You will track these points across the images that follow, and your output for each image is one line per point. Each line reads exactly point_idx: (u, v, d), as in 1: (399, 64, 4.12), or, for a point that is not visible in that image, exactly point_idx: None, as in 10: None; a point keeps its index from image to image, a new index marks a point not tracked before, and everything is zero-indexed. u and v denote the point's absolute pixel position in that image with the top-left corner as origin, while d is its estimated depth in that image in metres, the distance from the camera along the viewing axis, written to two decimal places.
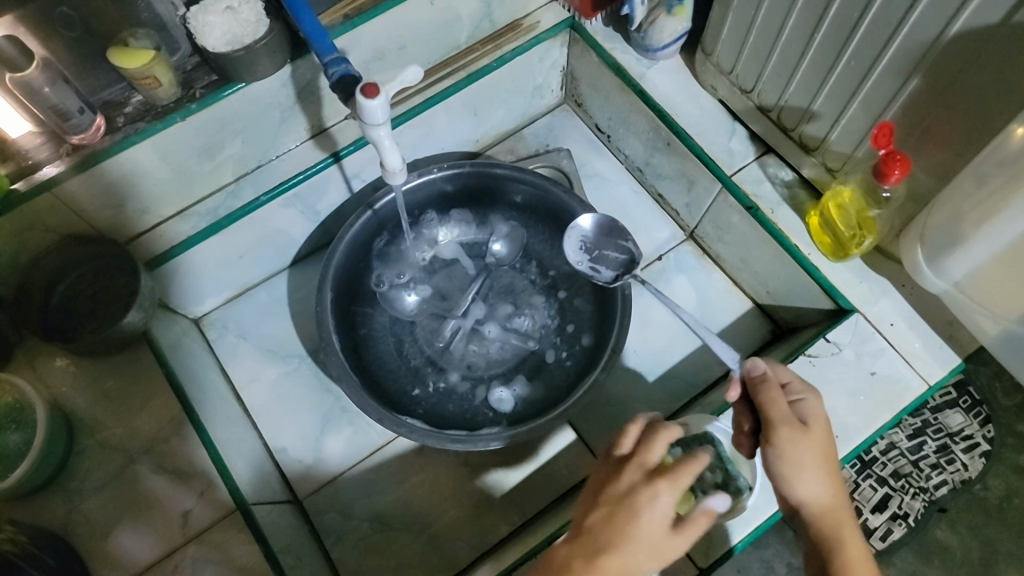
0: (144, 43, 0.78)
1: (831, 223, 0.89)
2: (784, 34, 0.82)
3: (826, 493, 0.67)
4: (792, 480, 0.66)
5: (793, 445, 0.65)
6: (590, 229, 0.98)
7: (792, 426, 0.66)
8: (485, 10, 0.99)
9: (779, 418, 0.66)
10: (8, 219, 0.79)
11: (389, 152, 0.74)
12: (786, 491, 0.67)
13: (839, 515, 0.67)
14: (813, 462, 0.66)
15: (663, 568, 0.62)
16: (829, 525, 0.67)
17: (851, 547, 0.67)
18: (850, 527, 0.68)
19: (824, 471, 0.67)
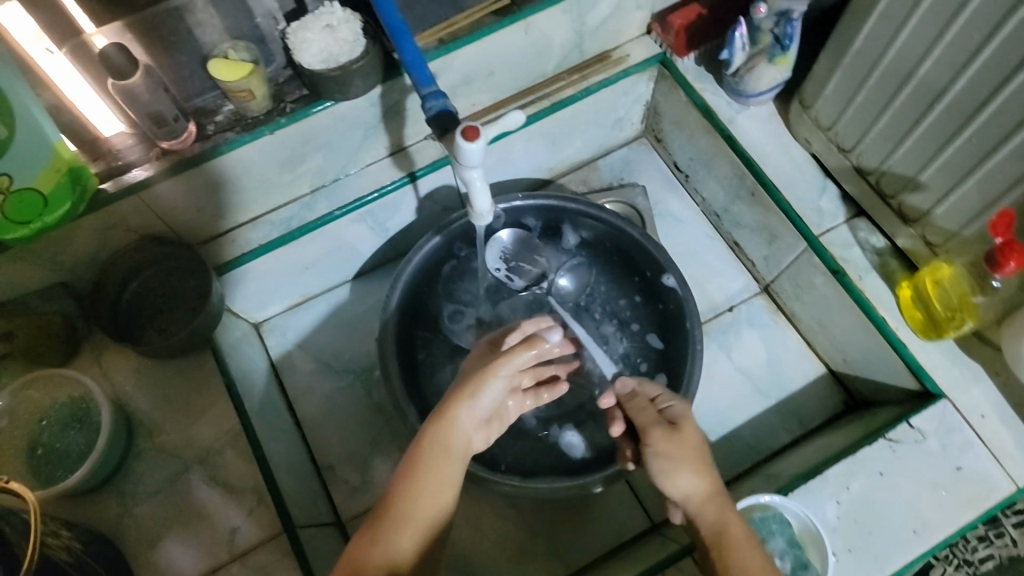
0: (243, 57, 0.79)
1: (924, 299, 0.84)
2: (898, 99, 0.78)
3: (701, 486, 0.70)
4: (673, 476, 0.71)
5: (665, 441, 0.72)
6: (510, 241, 1.02)
7: (661, 428, 0.73)
8: (577, 40, 0.94)
9: (652, 424, 0.74)
10: (95, 217, 0.80)
11: (478, 192, 0.74)
12: (669, 491, 0.71)
13: (723, 506, 0.69)
14: (691, 457, 0.71)
15: (486, 382, 0.74)
16: (714, 517, 0.69)
17: (735, 530, 0.68)
18: (735, 516, 0.69)
19: (703, 467, 0.71)
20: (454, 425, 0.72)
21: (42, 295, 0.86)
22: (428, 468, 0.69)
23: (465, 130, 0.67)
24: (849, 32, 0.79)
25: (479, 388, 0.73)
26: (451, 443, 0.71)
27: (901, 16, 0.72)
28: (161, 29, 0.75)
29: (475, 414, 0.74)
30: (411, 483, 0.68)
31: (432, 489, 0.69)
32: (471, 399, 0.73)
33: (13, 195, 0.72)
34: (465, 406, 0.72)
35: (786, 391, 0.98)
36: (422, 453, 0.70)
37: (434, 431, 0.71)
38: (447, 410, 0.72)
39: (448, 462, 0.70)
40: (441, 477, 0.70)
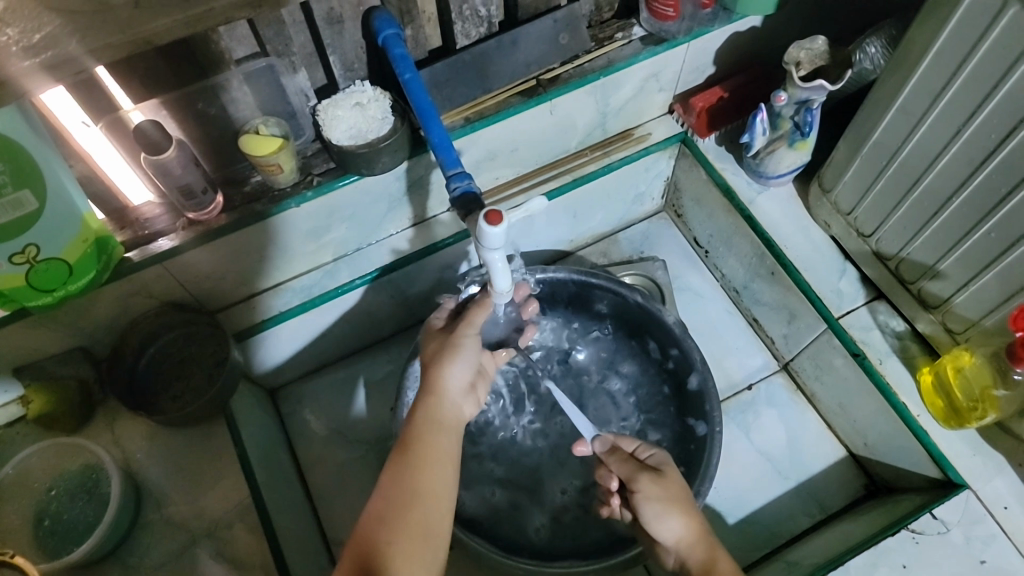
0: (273, 132, 0.81)
1: (946, 386, 0.83)
2: (917, 190, 0.78)
3: (685, 530, 0.70)
4: (660, 523, 0.70)
5: (655, 485, 0.71)
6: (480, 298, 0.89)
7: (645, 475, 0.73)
8: (600, 119, 0.96)
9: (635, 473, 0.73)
10: (118, 285, 0.81)
11: (500, 272, 0.74)
12: (660, 533, 0.71)
13: (713, 544, 0.69)
14: (680, 501, 0.71)
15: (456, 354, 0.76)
16: (705, 559, 0.68)
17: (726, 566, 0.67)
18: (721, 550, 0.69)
19: (691, 510, 0.71)
20: (444, 400, 0.73)
21: (59, 359, 0.85)
22: (423, 445, 0.68)
23: (489, 215, 0.67)
24: (866, 124, 0.81)
25: (459, 351, 0.76)
26: (442, 418, 0.72)
27: (917, 113, 0.74)
28: (196, 104, 0.77)
29: (459, 380, 0.75)
30: (412, 459, 0.67)
31: (434, 463, 0.67)
32: (455, 363, 0.76)
33: (40, 264, 0.72)
34: (448, 373, 0.75)
35: (806, 474, 0.97)
36: (422, 430, 0.70)
37: (430, 400, 0.72)
38: (432, 382, 0.74)
39: (442, 436, 0.70)
40: (437, 453, 0.68)
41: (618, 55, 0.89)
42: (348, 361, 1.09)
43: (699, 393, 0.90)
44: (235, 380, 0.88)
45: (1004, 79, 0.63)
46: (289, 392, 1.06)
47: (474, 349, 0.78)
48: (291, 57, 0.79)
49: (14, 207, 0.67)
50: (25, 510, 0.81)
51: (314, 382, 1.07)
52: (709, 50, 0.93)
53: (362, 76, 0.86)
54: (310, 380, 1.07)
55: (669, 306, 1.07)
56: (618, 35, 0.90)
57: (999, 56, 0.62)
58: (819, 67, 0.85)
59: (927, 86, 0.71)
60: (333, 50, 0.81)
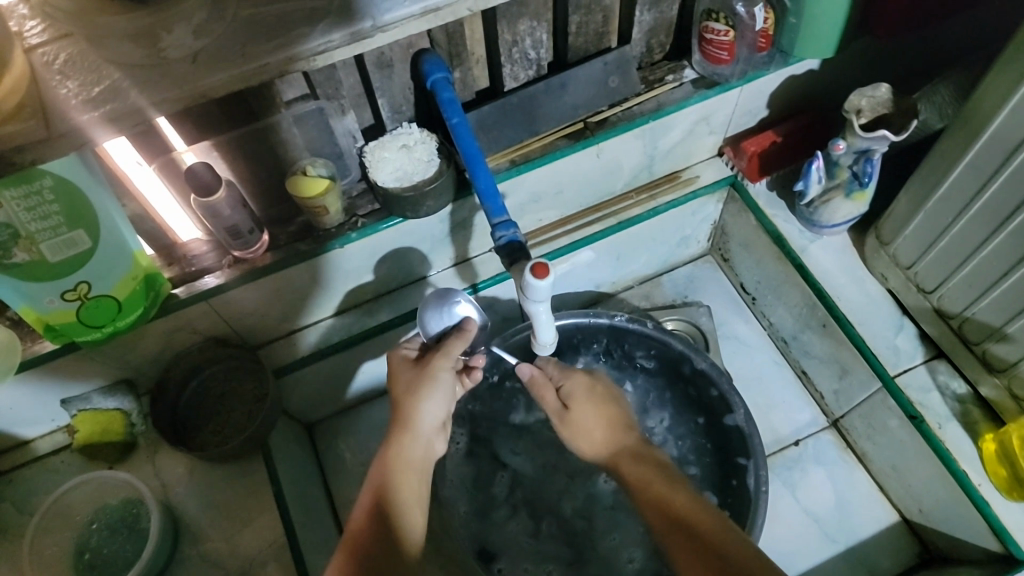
0: (320, 173, 0.81)
1: (1010, 455, 0.78)
2: (985, 248, 0.74)
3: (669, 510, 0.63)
4: (582, 452, 0.75)
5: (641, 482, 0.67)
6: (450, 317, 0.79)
7: (556, 418, 0.76)
8: (648, 162, 0.94)
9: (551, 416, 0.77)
10: (164, 320, 0.82)
11: (544, 325, 0.73)
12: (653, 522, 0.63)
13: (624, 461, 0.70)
14: (595, 433, 0.74)
15: (430, 388, 0.73)
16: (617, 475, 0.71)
17: (633, 476, 0.68)
18: (626, 460, 0.71)
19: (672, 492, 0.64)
20: (413, 435, 0.72)
21: (105, 391, 0.87)
22: (396, 488, 0.68)
23: (534, 267, 0.66)
24: (931, 177, 0.77)
25: (432, 388, 0.73)
26: (411, 453, 0.72)
27: (989, 170, 0.70)
28: (247, 146, 0.78)
29: (433, 417, 0.74)
30: (393, 497, 0.67)
31: (407, 504, 0.68)
32: (429, 401, 0.73)
33: (90, 301, 0.74)
34: (423, 409, 0.73)
35: (855, 538, 0.93)
36: (394, 467, 0.70)
37: (399, 435, 0.72)
38: (407, 417, 0.72)
39: (413, 476, 0.70)
40: (411, 495, 0.69)
41: (669, 98, 0.86)
42: (385, 399, 1.09)
43: (743, 439, 0.87)
44: (274, 416, 0.88)
45: None
46: (326, 428, 1.06)
47: (450, 381, 0.75)
48: (340, 100, 0.79)
49: (67, 245, 0.69)
50: (66, 542, 0.83)
51: (350, 418, 1.07)
52: (764, 92, 0.90)
53: (409, 117, 0.86)
54: (347, 416, 1.07)
55: (714, 354, 1.04)
56: (669, 77, 0.88)
57: None
58: (882, 115, 0.82)
59: (1001, 143, 0.67)
60: (381, 93, 0.81)
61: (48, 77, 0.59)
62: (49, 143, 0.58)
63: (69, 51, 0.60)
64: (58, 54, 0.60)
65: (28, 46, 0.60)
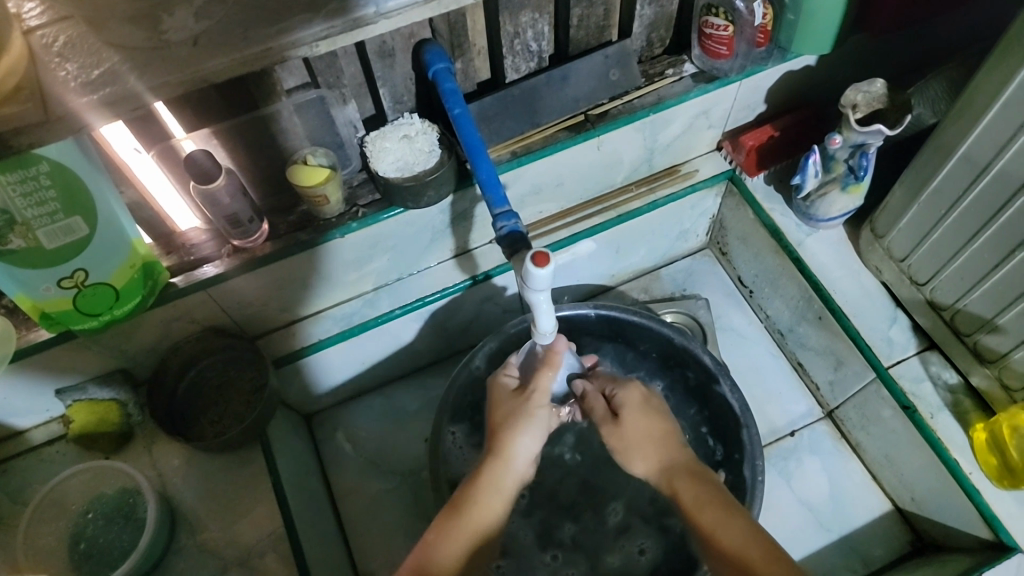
0: (320, 162, 0.81)
1: (1001, 444, 0.80)
2: (977, 240, 0.75)
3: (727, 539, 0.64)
4: (630, 465, 0.76)
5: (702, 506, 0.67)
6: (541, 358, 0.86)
7: (611, 427, 0.77)
8: (647, 155, 0.95)
9: (602, 425, 0.78)
10: (162, 309, 0.81)
11: (544, 315, 0.73)
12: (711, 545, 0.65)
13: (675, 475, 0.71)
14: (649, 446, 0.74)
15: (532, 426, 0.74)
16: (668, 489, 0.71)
17: (686, 493, 0.69)
18: (681, 478, 0.71)
19: (733, 516, 0.66)
20: (511, 467, 0.73)
21: (100, 381, 0.86)
22: (476, 506, 0.70)
23: (535, 256, 0.66)
24: (925, 171, 0.78)
25: (530, 424, 0.75)
26: (503, 484, 0.72)
27: (981, 162, 0.71)
28: (247, 135, 0.78)
29: (527, 450, 0.74)
30: (465, 513, 0.69)
31: (485, 523, 0.69)
32: (524, 435, 0.74)
33: (87, 289, 0.73)
34: (518, 441, 0.74)
35: (849, 527, 0.94)
36: (479, 488, 0.71)
37: (499, 462, 0.72)
38: (502, 446, 0.73)
39: (495, 501, 0.71)
40: (489, 516, 0.70)
41: (669, 92, 0.87)
42: (385, 391, 1.09)
43: (734, 421, 0.89)
44: (273, 407, 0.87)
45: None
46: (325, 418, 1.06)
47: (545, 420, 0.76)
48: (341, 89, 0.79)
49: (64, 232, 0.68)
50: (61, 531, 0.82)
51: (350, 410, 1.07)
52: (762, 88, 0.91)
53: (411, 108, 0.86)
54: (347, 407, 1.07)
55: (712, 346, 1.05)
56: (668, 71, 0.89)
57: None
58: (877, 110, 0.84)
59: (992, 137, 0.69)
60: (383, 83, 0.81)
61: (46, 59, 0.58)
62: (47, 126, 0.57)
63: (68, 33, 0.59)
64: (57, 36, 0.59)
65: (26, 29, 0.59)
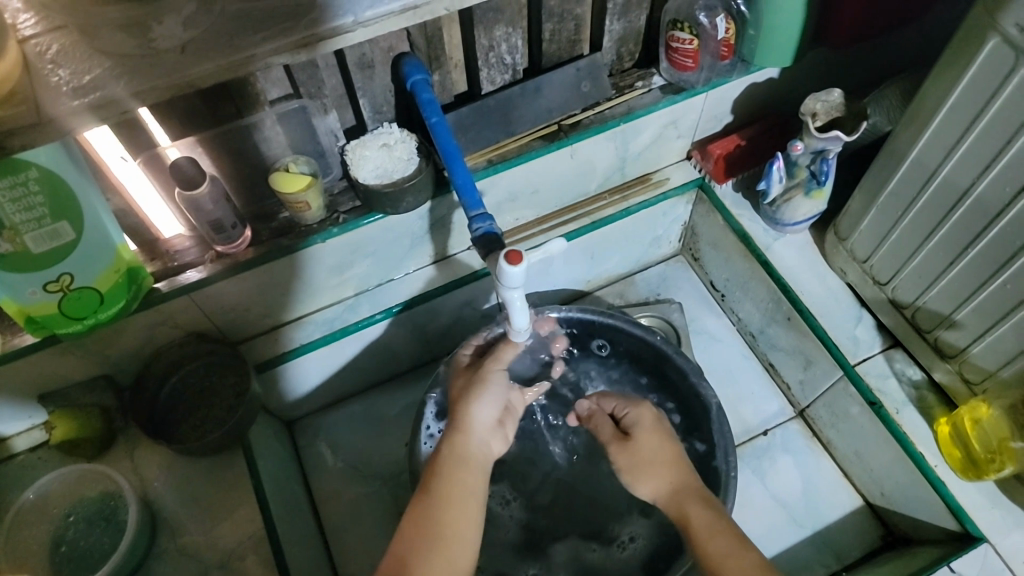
0: (303, 170, 0.84)
1: (963, 437, 0.83)
2: (933, 240, 0.79)
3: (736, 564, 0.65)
4: (636, 486, 0.77)
5: (711, 535, 0.68)
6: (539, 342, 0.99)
7: (621, 448, 0.79)
8: (620, 163, 0.98)
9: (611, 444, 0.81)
10: (146, 314, 0.83)
11: (518, 313, 0.76)
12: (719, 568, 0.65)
13: (683, 500, 0.72)
14: (653, 467, 0.76)
15: (483, 398, 0.78)
16: (677, 513, 0.72)
17: (696, 516, 0.70)
18: (691, 501, 0.72)
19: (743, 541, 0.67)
20: (472, 437, 0.75)
21: (84, 388, 0.87)
22: (447, 479, 0.70)
23: (509, 254, 0.69)
24: (883, 174, 0.82)
25: (484, 390, 0.78)
26: (469, 454, 0.73)
27: (931, 165, 0.75)
28: (231, 143, 0.81)
29: (486, 417, 0.77)
30: (437, 488, 0.70)
31: (459, 497, 0.69)
32: (478, 402, 0.77)
33: (72, 293, 0.75)
34: (474, 410, 0.77)
35: (822, 523, 0.96)
36: (444, 463, 0.72)
37: (457, 436, 0.74)
38: (461, 419, 0.76)
39: (465, 471, 0.72)
40: (463, 487, 0.70)
41: (638, 103, 0.91)
42: (366, 396, 1.10)
43: (709, 432, 0.90)
44: (254, 410, 0.89)
45: (1020, 132, 0.64)
46: (306, 424, 1.07)
47: (500, 385, 0.80)
48: (323, 99, 0.82)
49: (51, 237, 0.71)
50: (43, 534, 0.83)
51: (331, 415, 1.08)
52: (728, 99, 0.95)
53: (390, 118, 0.89)
54: (328, 413, 1.08)
55: (685, 349, 1.08)
56: (638, 84, 0.93)
57: (1010, 113, 0.64)
58: (836, 118, 0.88)
59: (941, 140, 0.73)
60: (363, 94, 0.84)
61: (40, 67, 0.61)
62: (40, 128, 0.59)
63: (61, 42, 0.62)
64: (50, 45, 0.62)
65: (21, 38, 0.61)
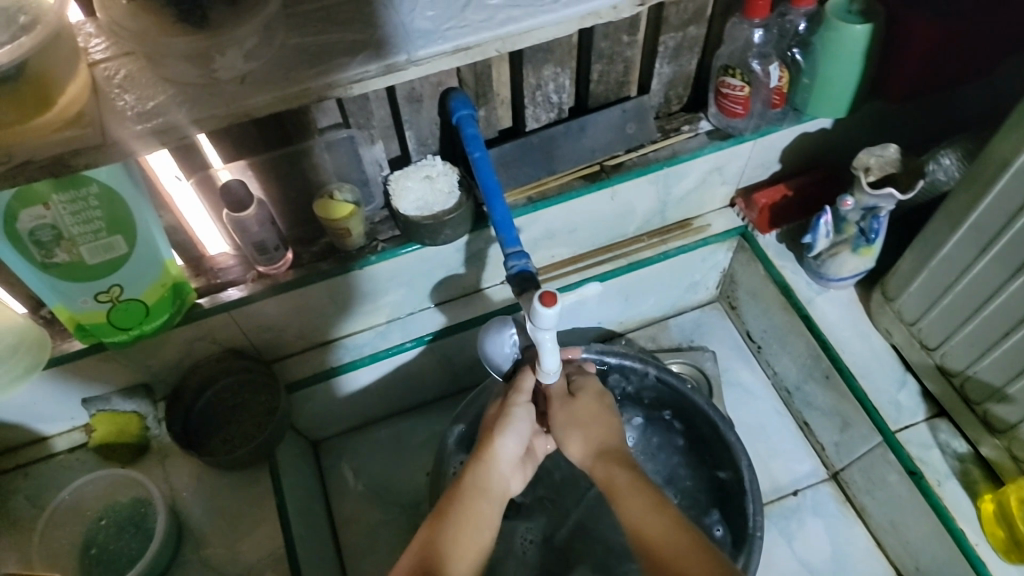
0: (346, 198, 0.86)
1: (1008, 517, 0.78)
2: (988, 308, 0.75)
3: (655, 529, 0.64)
4: (568, 444, 0.76)
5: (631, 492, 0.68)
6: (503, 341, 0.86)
7: (559, 401, 0.78)
8: (661, 207, 0.97)
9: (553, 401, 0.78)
10: (187, 328, 0.86)
11: (547, 354, 0.75)
12: (635, 524, 0.65)
13: (611, 464, 0.72)
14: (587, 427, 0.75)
15: (507, 430, 0.76)
16: (602, 474, 0.71)
17: (619, 478, 0.70)
18: (615, 463, 0.72)
19: (669, 510, 0.66)
20: (493, 467, 0.74)
21: (125, 394, 0.91)
22: (466, 507, 0.70)
23: (543, 296, 0.69)
24: (937, 235, 0.79)
25: (508, 424, 0.77)
26: (489, 485, 0.73)
27: (991, 230, 0.72)
28: (280, 168, 0.83)
29: (511, 453, 0.76)
30: (455, 515, 0.69)
31: (474, 526, 0.69)
32: (505, 437, 0.76)
33: (121, 304, 0.78)
34: (499, 444, 0.76)
35: None
36: (463, 490, 0.71)
37: (478, 464, 0.74)
38: (486, 451, 0.75)
39: (484, 501, 0.71)
40: (480, 517, 0.70)
41: (684, 147, 0.90)
42: (392, 422, 1.11)
43: (739, 490, 0.87)
44: (283, 429, 0.91)
45: None
46: (332, 446, 1.09)
47: (527, 420, 0.78)
48: (370, 130, 0.84)
49: (105, 250, 0.73)
50: (76, 535, 0.86)
51: (356, 439, 1.09)
52: (777, 148, 0.93)
53: (434, 151, 0.90)
54: (355, 436, 1.10)
55: (717, 399, 1.05)
56: (685, 128, 0.92)
57: None
58: (891, 174, 0.86)
59: (1003, 204, 0.69)
60: (410, 126, 0.85)
61: (107, 90, 0.64)
62: (103, 149, 0.61)
63: (128, 67, 0.65)
64: (118, 70, 0.65)
65: (92, 61, 0.64)
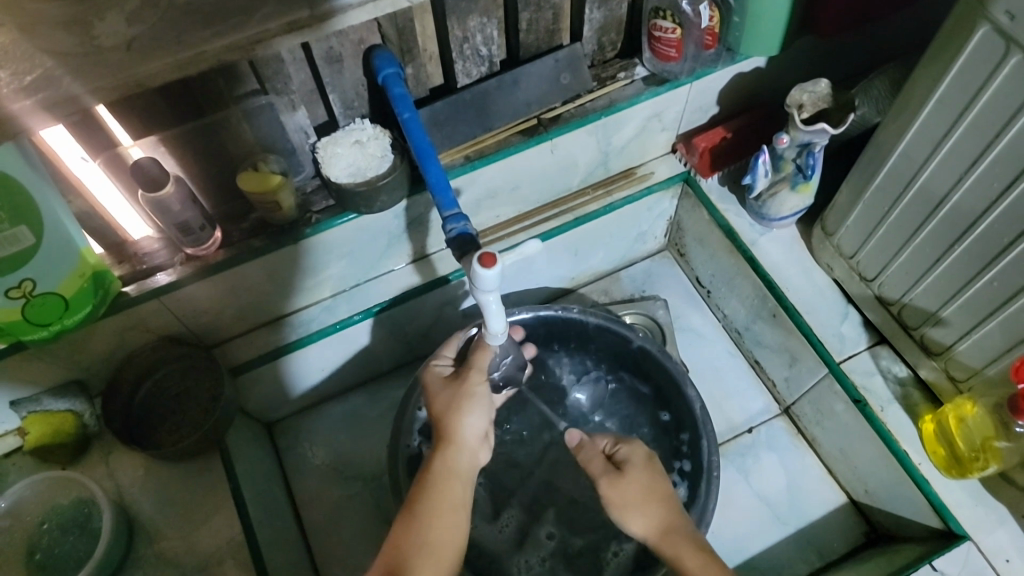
0: (273, 168, 0.80)
1: (948, 435, 0.82)
2: (920, 237, 0.77)
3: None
4: (627, 520, 0.70)
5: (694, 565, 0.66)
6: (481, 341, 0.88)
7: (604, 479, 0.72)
8: (603, 158, 0.96)
9: (599, 478, 0.73)
10: (115, 319, 0.81)
11: (493, 316, 0.72)
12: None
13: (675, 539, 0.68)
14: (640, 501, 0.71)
15: (464, 405, 0.74)
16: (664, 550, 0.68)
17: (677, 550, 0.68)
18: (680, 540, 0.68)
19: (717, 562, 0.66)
20: (457, 448, 0.72)
21: (55, 393, 0.86)
22: (437, 492, 0.68)
23: (481, 257, 0.65)
24: (870, 168, 0.79)
25: (468, 401, 0.75)
26: (456, 466, 0.71)
27: (918, 161, 0.73)
28: (198, 141, 0.77)
29: (476, 428, 0.74)
30: (424, 505, 0.68)
31: (447, 515, 0.67)
32: (467, 413, 0.74)
33: (36, 299, 0.72)
34: (465, 422, 0.74)
35: (805, 519, 0.96)
36: (433, 476, 0.70)
37: (444, 448, 0.72)
38: (449, 429, 0.73)
39: (456, 483, 0.70)
40: (453, 501, 0.69)
41: (621, 94, 0.89)
42: (348, 396, 1.09)
43: (693, 424, 0.88)
44: (231, 414, 0.87)
45: (1009, 125, 0.61)
46: (287, 426, 1.06)
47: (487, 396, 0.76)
48: (290, 95, 0.79)
49: (9, 243, 0.67)
50: (19, 542, 0.83)
51: (312, 417, 1.07)
52: (712, 90, 0.92)
53: (363, 114, 0.86)
54: (310, 415, 1.07)
55: (671, 346, 1.06)
56: (620, 75, 0.90)
57: (1001, 105, 0.61)
58: (823, 110, 0.85)
59: (928, 134, 0.70)
60: (333, 89, 0.81)
61: None
62: None
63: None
64: None
65: None
